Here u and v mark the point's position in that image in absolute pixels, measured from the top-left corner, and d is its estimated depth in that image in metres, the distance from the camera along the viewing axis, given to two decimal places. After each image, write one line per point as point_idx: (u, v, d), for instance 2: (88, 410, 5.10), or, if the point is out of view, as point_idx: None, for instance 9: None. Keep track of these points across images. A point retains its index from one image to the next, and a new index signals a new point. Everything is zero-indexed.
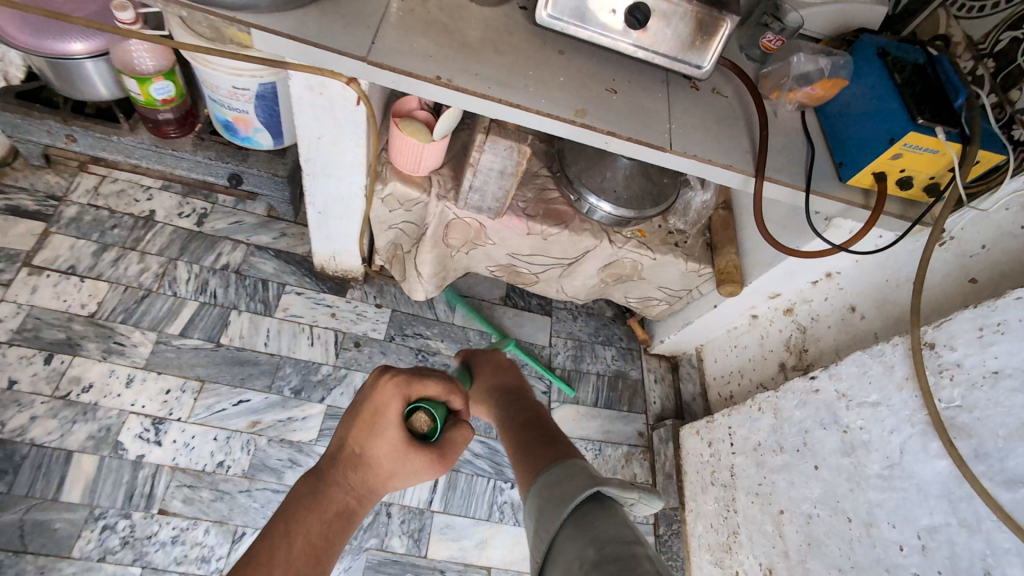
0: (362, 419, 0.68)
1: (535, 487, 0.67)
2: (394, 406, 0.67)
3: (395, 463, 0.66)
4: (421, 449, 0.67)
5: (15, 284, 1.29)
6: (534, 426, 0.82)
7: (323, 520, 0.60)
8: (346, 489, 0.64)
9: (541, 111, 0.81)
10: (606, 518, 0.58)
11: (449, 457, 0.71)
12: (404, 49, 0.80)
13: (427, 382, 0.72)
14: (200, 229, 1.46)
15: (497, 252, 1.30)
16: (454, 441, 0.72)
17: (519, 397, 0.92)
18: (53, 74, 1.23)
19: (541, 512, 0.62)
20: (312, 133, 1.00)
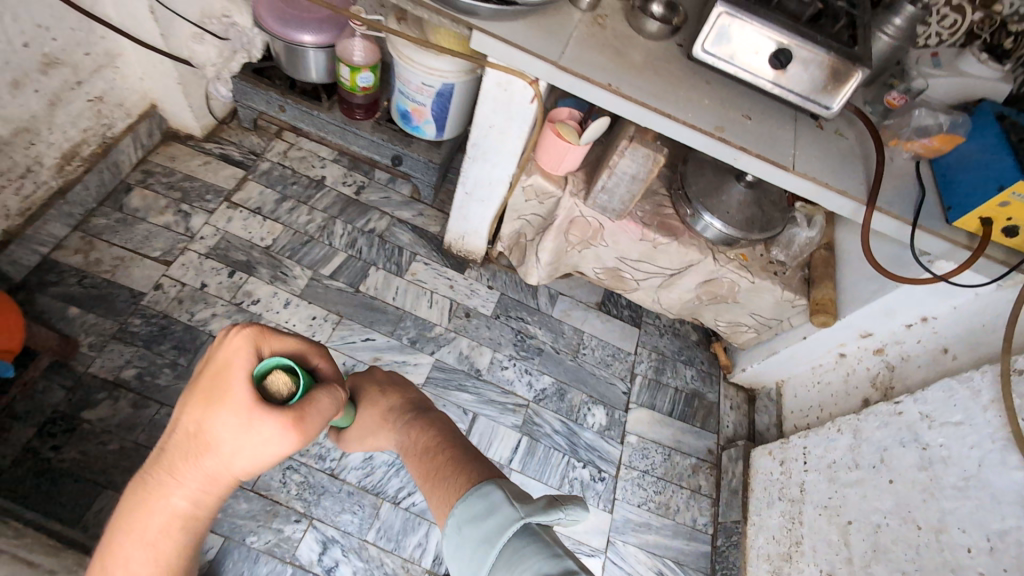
0: (203, 386, 0.63)
1: (455, 522, 0.63)
2: (242, 368, 0.63)
3: (238, 434, 0.60)
4: (270, 414, 0.60)
5: (216, 213, 1.58)
6: (443, 443, 0.76)
7: (167, 514, 0.65)
8: (188, 472, 0.63)
9: (687, 122, 0.98)
10: (536, 554, 0.57)
11: (309, 425, 0.64)
12: (584, 60, 1.00)
13: (274, 338, 0.70)
14: (356, 197, 1.72)
15: (607, 255, 1.46)
16: (319, 408, 0.66)
17: (419, 413, 0.87)
18: (284, 57, 1.53)
19: (469, 553, 0.60)
20: (487, 121, 1.21)
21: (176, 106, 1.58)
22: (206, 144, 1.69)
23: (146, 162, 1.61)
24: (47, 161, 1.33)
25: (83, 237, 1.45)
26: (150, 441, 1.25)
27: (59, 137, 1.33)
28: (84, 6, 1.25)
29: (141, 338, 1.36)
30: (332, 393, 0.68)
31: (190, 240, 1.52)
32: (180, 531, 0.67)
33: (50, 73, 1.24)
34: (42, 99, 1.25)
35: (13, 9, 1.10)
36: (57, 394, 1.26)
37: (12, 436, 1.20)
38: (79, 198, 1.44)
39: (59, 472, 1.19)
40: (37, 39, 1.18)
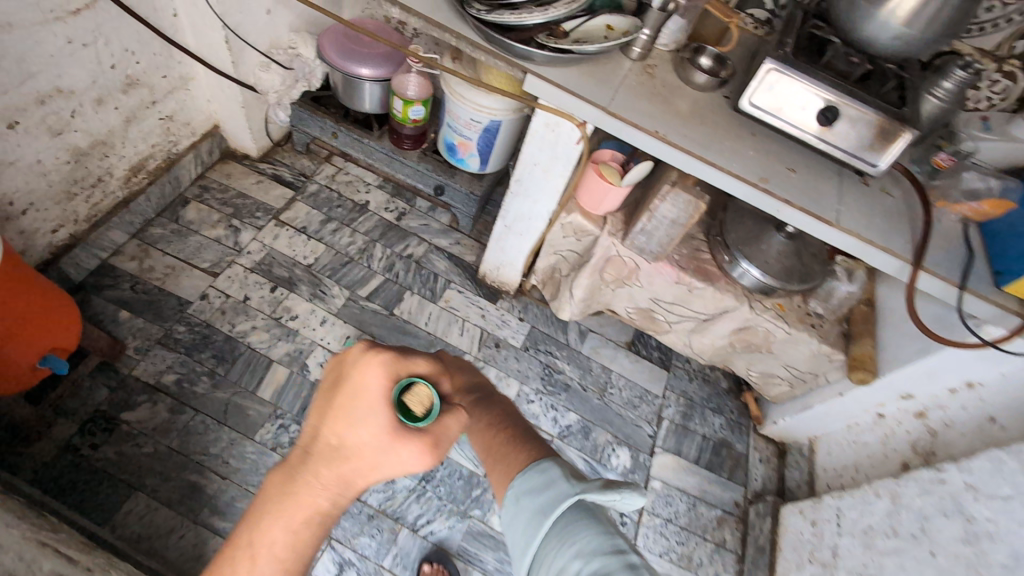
0: (342, 404, 0.67)
1: (515, 495, 0.69)
2: (379, 393, 0.65)
3: (380, 453, 0.66)
4: (407, 438, 0.65)
5: (264, 230, 1.65)
6: (509, 425, 0.80)
7: (294, 522, 0.67)
8: (323, 484, 0.67)
9: (731, 172, 1.00)
10: (586, 527, 0.62)
11: (439, 448, 0.68)
12: (633, 107, 1.03)
13: (411, 360, 0.69)
14: (397, 223, 1.77)
15: (641, 295, 1.46)
16: (447, 428, 0.69)
17: (487, 400, 0.84)
18: (341, 87, 1.61)
19: (524, 522, 0.66)
20: (532, 159, 1.25)
21: (237, 127, 1.67)
22: (260, 165, 1.77)
23: (203, 177, 1.69)
24: (117, 172, 1.42)
25: (139, 244, 1.52)
26: (182, 446, 1.29)
27: (130, 150, 1.42)
28: (167, 34, 1.35)
29: (184, 345, 1.41)
30: (459, 414, 0.70)
31: (237, 254, 1.59)
32: (302, 539, 0.68)
33: (129, 93, 1.33)
34: (119, 115, 1.34)
35: (106, 34, 1.20)
36: (100, 394, 1.31)
37: (55, 431, 1.25)
38: (141, 208, 1.52)
39: (95, 470, 1.23)
40: (123, 61, 1.27)
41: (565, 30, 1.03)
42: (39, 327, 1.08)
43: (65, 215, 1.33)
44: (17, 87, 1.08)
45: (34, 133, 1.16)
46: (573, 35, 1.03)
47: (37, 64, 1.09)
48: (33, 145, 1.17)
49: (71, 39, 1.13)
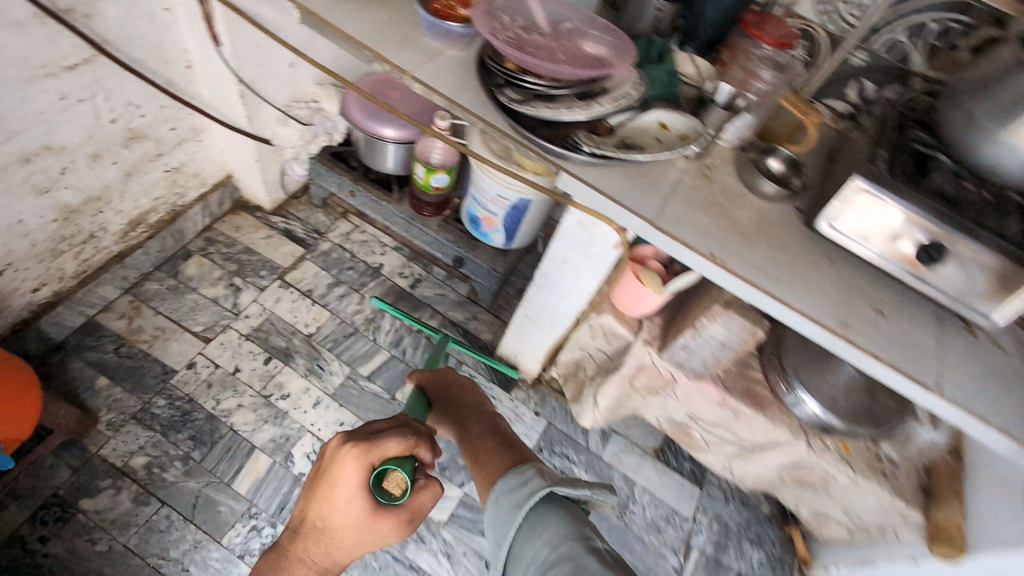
0: (322, 491, 0.67)
1: (494, 496, 0.75)
2: (356, 482, 0.66)
3: (361, 534, 0.67)
4: (385, 518, 0.68)
5: (267, 291, 1.53)
6: (492, 440, 0.88)
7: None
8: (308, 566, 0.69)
9: (804, 312, 0.80)
10: (556, 517, 0.68)
11: (414, 519, 0.72)
12: (686, 221, 0.86)
13: (384, 444, 0.68)
14: (411, 291, 1.63)
15: (676, 409, 1.26)
16: (421, 502, 0.72)
17: (474, 422, 0.94)
18: (362, 146, 1.50)
19: (501, 516, 0.72)
20: (560, 256, 1.08)
21: (251, 179, 1.57)
22: (273, 218, 1.66)
23: (211, 229, 1.59)
24: (112, 227, 1.31)
25: (132, 301, 1.41)
26: (140, 546, 1.14)
27: (129, 204, 1.32)
28: (179, 87, 1.26)
29: (161, 422, 1.28)
30: (432, 485, 0.74)
31: (234, 317, 1.46)
32: None
33: (131, 147, 1.23)
34: (119, 170, 1.24)
35: (108, 89, 1.10)
36: (61, 475, 1.18)
37: (5, 517, 1.12)
38: (137, 262, 1.42)
39: (40, 567, 1.09)
40: (126, 115, 1.17)
41: (610, 126, 0.87)
42: None
43: (49, 273, 1.23)
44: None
45: (17, 192, 1.06)
46: (618, 131, 0.88)
47: (22, 121, 1.00)
48: (14, 205, 1.07)
49: (64, 95, 1.03)
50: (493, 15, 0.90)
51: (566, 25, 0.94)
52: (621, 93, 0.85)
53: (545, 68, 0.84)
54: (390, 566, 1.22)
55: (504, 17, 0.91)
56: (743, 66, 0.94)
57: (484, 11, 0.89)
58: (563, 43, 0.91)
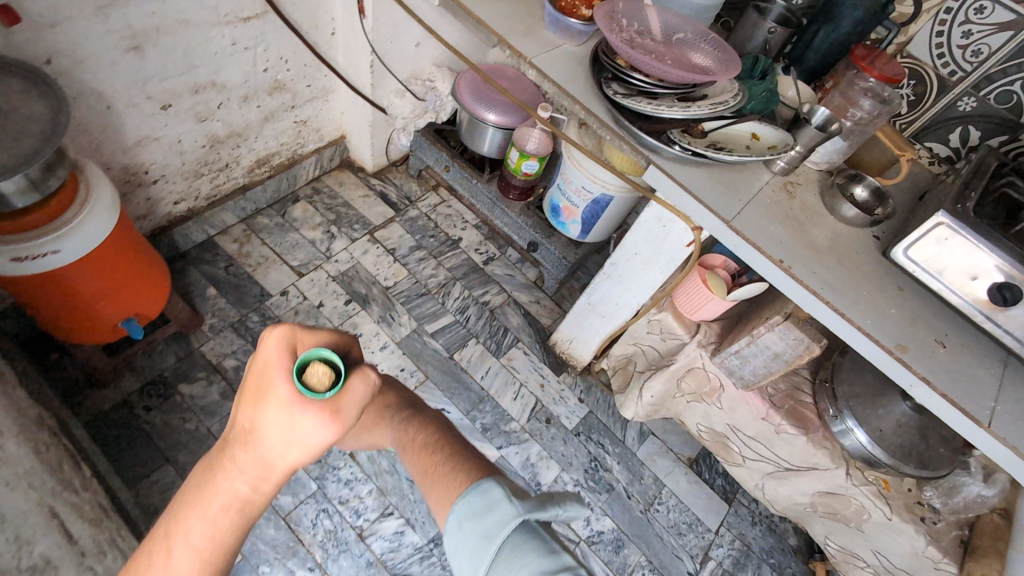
0: (250, 386, 0.58)
1: (454, 519, 0.62)
2: (282, 361, 0.57)
3: (285, 429, 0.55)
4: (309, 410, 0.56)
5: (357, 243, 1.68)
6: (440, 441, 0.76)
7: (208, 518, 0.55)
8: (235, 477, 0.56)
9: (862, 328, 0.84)
10: (535, 548, 0.57)
11: (348, 415, 0.58)
12: (761, 227, 0.91)
13: (313, 332, 0.64)
14: (482, 267, 1.74)
15: (718, 417, 1.29)
16: (355, 393, 0.60)
17: (416, 413, 0.83)
18: (465, 126, 1.63)
19: (466, 551, 0.59)
20: (633, 248, 1.16)
21: (361, 142, 1.74)
22: (372, 180, 1.83)
23: (318, 180, 1.77)
24: (244, 162, 1.51)
25: (245, 229, 1.61)
26: (220, 433, 1.30)
27: (260, 144, 1.51)
28: (322, 49, 1.43)
29: (252, 335, 1.45)
30: (368, 376, 0.62)
31: (326, 260, 1.63)
32: (221, 549, 0.56)
33: (273, 95, 1.42)
34: (260, 113, 1.43)
35: (267, 41, 1.28)
36: (167, 360, 1.36)
37: (121, 385, 1.31)
38: (255, 197, 1.61)
39: (138, 431, 1.27)
40: (275, 67, 1.35)
41: (704, 130, 0.92)
42: (145, 285, 1.15)
43: (188, 191, 1.43)
44: (179, 76, 1.17)
45: (182, 116, 1.25)
46: (712, 135, 0.93)
47: (201, 58, 1.18)
48: (178, 127, 1.27)
49: (235, 42, 1.22)
50: (612, 16, 0.99)
51: (679, 35, 1.02)
52: (719, 100, 0.92)
53: (654, 66, 0.92)
54: (425, 503, 1.32)
55: (622, 19, 1.00)
56: (843, 94, 0.98)
57: (605, 12, 0.98)
58: (673, 51, 0.99)
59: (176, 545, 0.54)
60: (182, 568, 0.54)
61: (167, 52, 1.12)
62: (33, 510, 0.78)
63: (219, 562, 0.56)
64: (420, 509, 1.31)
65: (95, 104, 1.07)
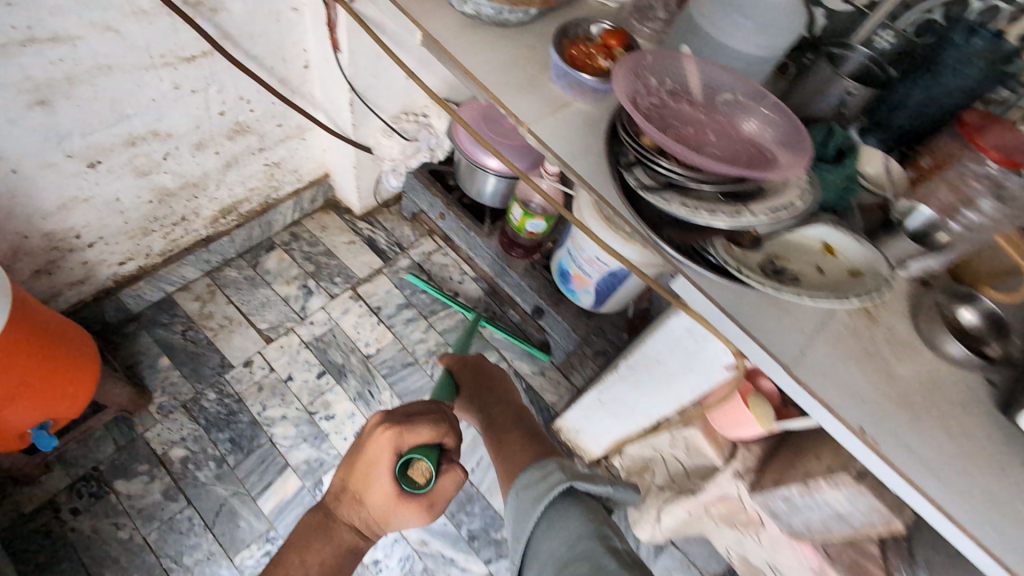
0: (362, 464, 0.70)
1: (515, 489, 0.75)
2: (385, 463, 0.67)
3: (388, 514, 0.69)
4: (405, 508, 0.68)
5: (337, 300, 1.47)
6: (514, 432, 0.89)
7: (338, 551, 0.71)
8: (350, 527, 0.73)
9: (981, 540, 0.59)
10: (576, 514, 0.66)
11: (437, 505, 0.71)
12: (834, 376, 0.66)
13: (415, 430, 0.69)
14: (480, 329, 1.51)
15: (755, 553, 1.05)
16: (444, 488, 0.72)
17: (499, 404, 0.97)
18: (464, 171, 1.40)
19: (519, 509, 0.71)
20: (655, 355, 0.91)
21: (346, 183, 1.52)
22: (360, 223, 1.61)
23: (298, 225, 1.56)
24: (204, 212, 1.31)
25: (209, 284, 1.41)
26: (157, 544, 1.12)
27: (224, 192, 1.31)
28: (293, 85, 1.21)
29: (206, 417, 1.25)
30: (457, 476, 0.72)
31: (300, 321, 1.42)
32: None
33: (235, 139, 1.21)
34: (220, 159, 1.22)
35: (221, 82, 1.07)
36: (105, 450, 1.18)
37: (47, 482, 1.13)
38: (221, 248, 1.41)
39: (63, 541, 1.09)
40: (235, 108, 1.14)
41: (757, 238, 0.69)
42: (60, 384, 0.96)
43: (137, 249, 1.23)
44: (108, 130, 0.97)
45: (118, 172, 1.05)
46: (768, 246, 0.69)
47: (134, 107, 0.98)
48: (112, 185, 1.06)
49: (177, 85, 1.01)
50: (638, 74, 0.75)
51: (725, 96, 0.77)
52: (782, 202, 0.66)
53: (683, 152, 0.66)
54: None
55: (651, 77, 0.76)
56: (950, 184, 0.71)
57: (628, 69, 0.74)
58: (717, 121, 0.75)
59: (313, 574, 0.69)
60: None
61: (85, 103, 0.91)
62: None
63: None
64: None
65: None
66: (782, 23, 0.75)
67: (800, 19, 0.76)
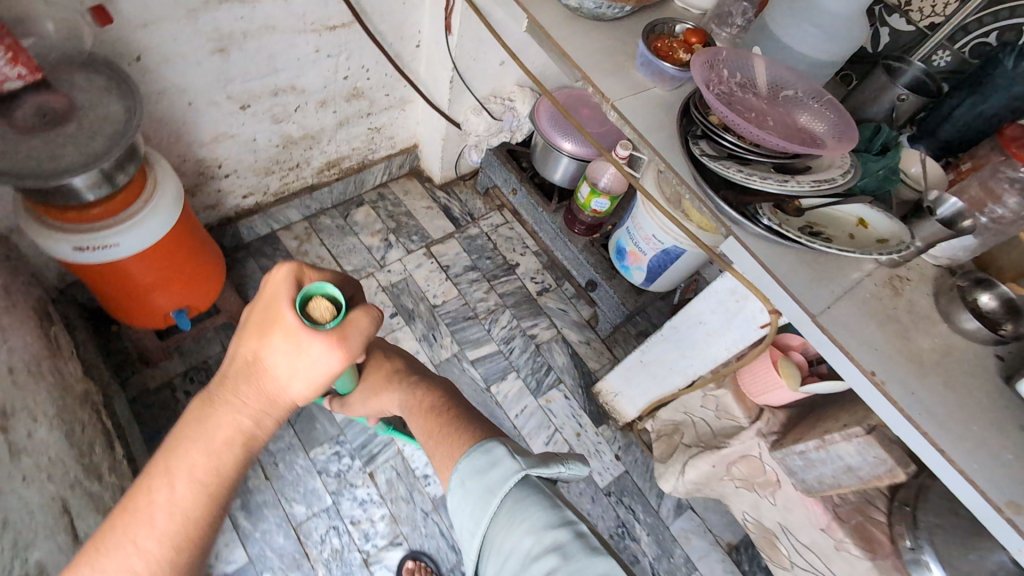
0: (257, 319, 0.63)
1: (456, 477, 0.68)
2: (283, 295, 0.62)
3: (290, 359, 0.60)
4: (315, 335, 0.59)
5: (412, 255, 1.66)
6: (448, 406, 0.81)
7: (212, 450, 0.59)
8: (239, 408, 0.61)
9: (966, 472, 0.69)
10: (537, 502, 0.63)
11: (354, 344, 0.62)
12: (853, 328, 0.78)
13: (318, 268, 0.66)
14: (536, 297, 1.66)
15: (769, 512, 1.15)
16: (359, 324, 0.64)
17: (425, 380, 0.89)
18: (539, 152, 1.56)
19: (470, 506, 0.64)
20: (697, 315, 1.04)
21: (432, 154, 1.70)
22: (437, 192, 1.79)
23: (385, 187, 1.76)
24: (314, 163, 1.52)
25: (307, 227, 1.62)
26: None
27: (332, 148, 1.51)
28: (404, 61, 1.41)
29: None
30: (370, 310, 0.65)
31: (379, 269, 1.61)
32: (221, 473, 0.60)
33: (351, 102, 1.41)
34: (335, 118, 1.42)
35: (351, 51, 1.27)
36: (213, 348, 1.39)
37: (166, 366, 1.34)
38: (321, 197, 1.62)
39: (175, 414, 1.29)
40: (356, 75, 1.34)
41: (799, 208, 0.82)
42: (197, 281, 1.17)
43: (258, 186, 1.45)
44: (260, 79, 1.18)
45: (260, 117, 1.27)
46: (808, 214, 0.83)
47: (283, 63, 1.18)
48: (254, 127, 1.28)
49: (319, 49, 1.21)
50: (713, 65, 0.89)
51: (786, 92, 0.91)
52: (826, 176, 0.79)
53: (750, 130, 0.80)
54: (435, 537, 1.28)
55: (724, 69, 0.90)
56: (981, 183, 0.82)
57: (705, 60, 0.89)
58: (777, 111, 0.88)
59: (179, 480, 0.57)
60: (191, 495, 0.58)
61: (251, 54, 1.12)
62: (45, 504, 0.73)
63: (224, 488, 0.60)
64: (429, 544, 1.27)
65: (177, 100, 1.10)
66: (843, 34, 0.88)
67: (859, 31, 0.89)
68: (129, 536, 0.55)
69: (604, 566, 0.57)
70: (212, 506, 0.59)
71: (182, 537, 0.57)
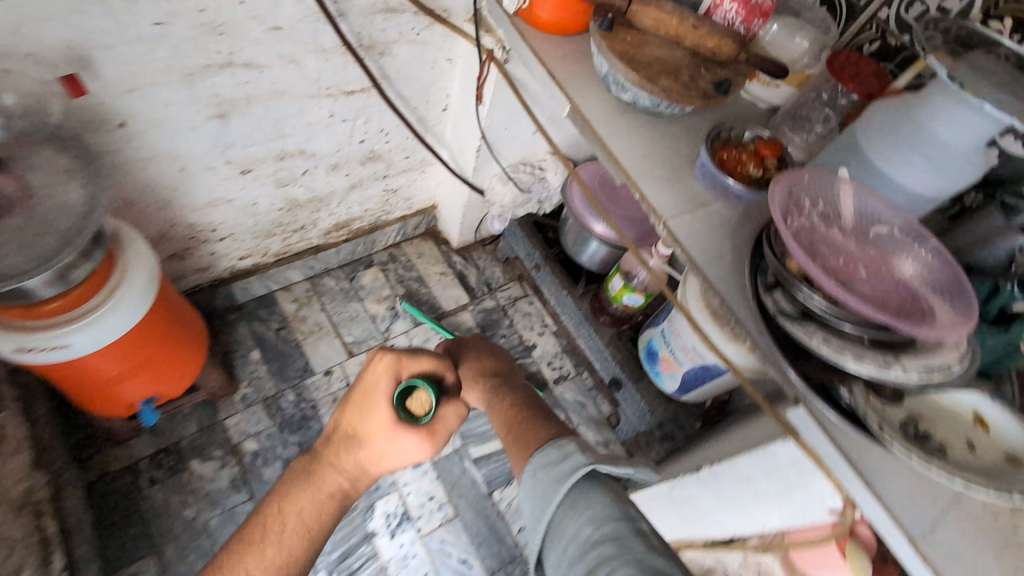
0: (361, 400, 0.82)
1: (531, 469, 0.73)
2: (384, 386, 0.82)
3: (386, 442, 0.79)
4: (409, 430, 0.79)
5: (420, 328, 1.51)
6: (521, 404, 0.92)
7: (316, 498, 0.77)
8: (339, 470, 0.79)
9: None
10: (601, 494, 0.64)
11: (438, 438, 0.83)
12: (965, 559, 0.60)
13: (416, 361, 0.86)
14: (551, 386, 1.49)
15: None
16: (445, 419, 0.84)
17: (505, 383, 1.00)
18: (569, 231, 1.41)
19: (539, 491, 0.69)
20: (746, 474, 0.87)
21: (451, 218, 1.56)
22: (454, 256, 1.65)
23: (397, 247, 1.62)
24: (321, 224, 1.38)
25: (308, 289, 1.48)
26: (216, 529, 1.16)
27: (343, 210, 1.38)
28: (428, 124, 1.28)
29: (282, 417, 1.31)
30: (457, 408, 0.86)
31: (382, 341, 1.46)
32: (316, 520, 0.76)
33: (366, 165, 1.28)
34: (348, 181, 1.29)
35: (369, 115, 1.14)
36: (188, 428, 1.25)
37: (135, 446, 1.20)
38: (327, 258, 1.48)
39: (135, 506, 1.15)
40: (374, 139, 1.21)
41: (898, 394, 0.66)
42: (171, 368, 1.02)
43: (257, 248, 1.32)
44: (265, 144, 1.05)
45: (262, 181, 1.14)
46: (909, 404, 0.66)
47: (292, 128, 1.06)
48: (256, 191, 1.15)
49: (333, 114, 1.09)
50: (792, 192, 0.73)
51: (881, 229, 0.74)
52: (937, 362, 0.62)
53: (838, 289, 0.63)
54: None
55: (804, 197, 0.74)
56: None
57: (784, 186, 0.73)
58: (870, 253, 0.71)
59: (289, 520, 0.74)
60: (294, 536, 0.74)
61: (255, 119, 0.99)
62: None
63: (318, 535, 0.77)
64: None
65: (168, 166, 0.97)
66: (959, 168, 0.70)
67: (979, 167, 0.70)
68: (247, 561, 0.70)
69: (659, 561, 0.54)
70: (306, 548, 0.74)
71: (283, 571, 0.71)
